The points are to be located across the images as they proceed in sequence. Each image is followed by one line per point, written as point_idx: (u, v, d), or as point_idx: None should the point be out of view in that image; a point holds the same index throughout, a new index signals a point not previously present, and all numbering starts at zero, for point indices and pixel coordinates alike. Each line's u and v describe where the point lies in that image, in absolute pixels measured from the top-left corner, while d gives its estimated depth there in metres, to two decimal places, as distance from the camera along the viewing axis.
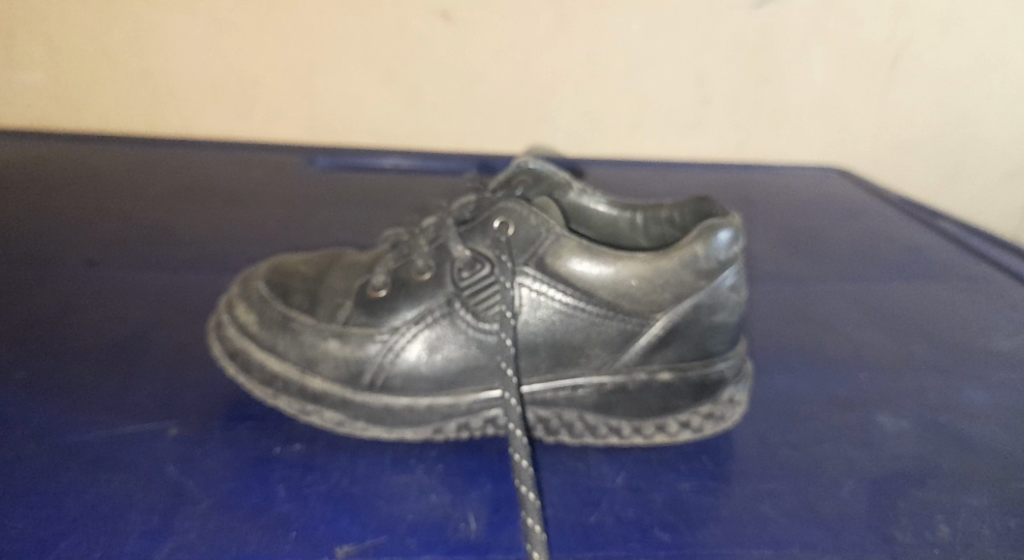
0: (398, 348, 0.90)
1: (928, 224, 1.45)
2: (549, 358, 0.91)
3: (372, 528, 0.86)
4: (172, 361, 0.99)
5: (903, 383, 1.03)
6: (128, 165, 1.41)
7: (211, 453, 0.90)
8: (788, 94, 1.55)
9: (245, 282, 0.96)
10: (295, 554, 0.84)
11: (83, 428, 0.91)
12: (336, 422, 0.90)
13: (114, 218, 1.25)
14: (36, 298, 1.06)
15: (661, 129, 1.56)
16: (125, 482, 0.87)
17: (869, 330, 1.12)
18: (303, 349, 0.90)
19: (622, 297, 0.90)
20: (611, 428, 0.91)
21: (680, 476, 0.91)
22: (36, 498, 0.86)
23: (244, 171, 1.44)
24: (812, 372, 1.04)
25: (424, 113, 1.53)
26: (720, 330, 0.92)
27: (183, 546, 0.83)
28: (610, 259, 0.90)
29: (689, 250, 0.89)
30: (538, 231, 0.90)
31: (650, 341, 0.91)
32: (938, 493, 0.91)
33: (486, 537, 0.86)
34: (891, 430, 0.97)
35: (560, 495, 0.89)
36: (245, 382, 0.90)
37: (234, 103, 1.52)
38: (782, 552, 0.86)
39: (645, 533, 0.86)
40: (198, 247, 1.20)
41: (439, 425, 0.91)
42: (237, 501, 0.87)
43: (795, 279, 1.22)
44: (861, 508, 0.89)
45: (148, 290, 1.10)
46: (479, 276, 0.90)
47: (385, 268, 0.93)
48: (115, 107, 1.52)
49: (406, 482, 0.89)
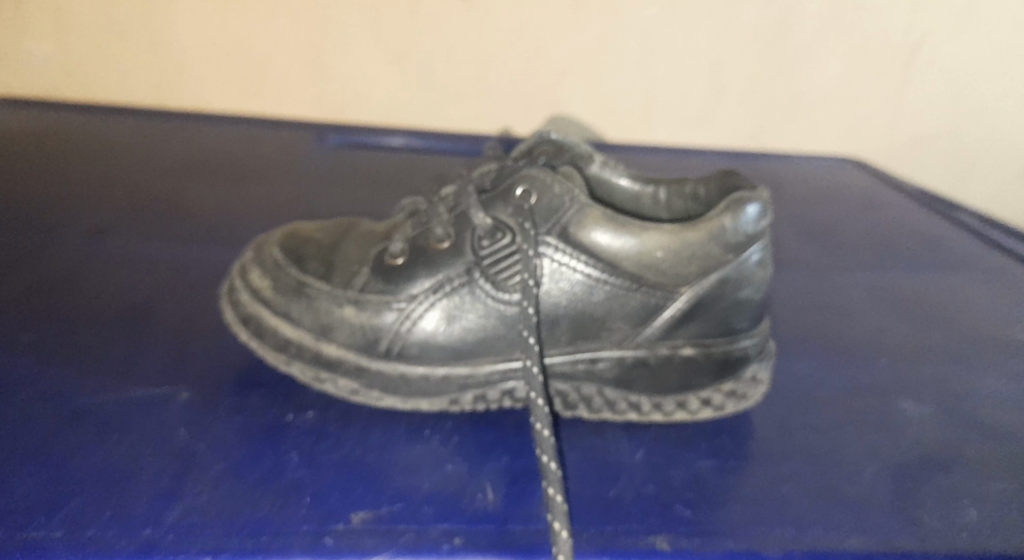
0: (415, 316, 0.89)
1: (946, 217, 1.43)
2: (570, 331, 0.88)
3: (387, 497, 0.84)
4: (181, 329, 0.97)
5: (924, 370, 1.02)
6: (136, 137, 1.40)
7: (221, 418, 0.88)
8: (801, 86, 1.53)
9: (258, 247, 0.94)
10: (309, 521, 0.82)
11: (90, 391, 0.90)
12: (350, 391, 0.88)
13: (121, 188, 1.23)
14: (43, 261, 1.05)
15: (674, 117, 1.54)
16: (134, 445, 0.85)
17: (888, 318, 1.10)
18: (318, 316, 0.89)
19: (648, 269, 0.87)
20: (631, 404, 0.89)
21: (700, 454, 0.89)
22: (44, 458, 0.84)
23: (254, 146, 1.42)
24: (831, 358, 1.02)
25: (435, 94, 1.51)
26: (746, 306, 0.89)
27: (194, 509, 0.82)
28: (635, 229, 0.87)
29: (717, 223, 0.87)
30: (561, 199, 0.88)
31: (674, 315, 0.88)
32: (964, 478, 0.89)
33: (503, 508, 0.84)
34: (913, 416, 0.95)
35: (578, 469, 0.86)
36: (258, 348, 0.89)
37: (245, 78, 1.49)
38: (807, 532, 0.84)
39: (666, 510, 0.84)
40: (209, 218, 1.18)
41: (456, 396, 0.89)
42: (249, 466, 0.85)
43: (810, 265, 1.20)
44: (887, 491, 0.87)
45: (156, 259, 1.08)
46: (500, 245, 0.88)
47: (403, 236, 0.91)
48: (123, 79, 1.49)
49: (421, 453, 0.87)
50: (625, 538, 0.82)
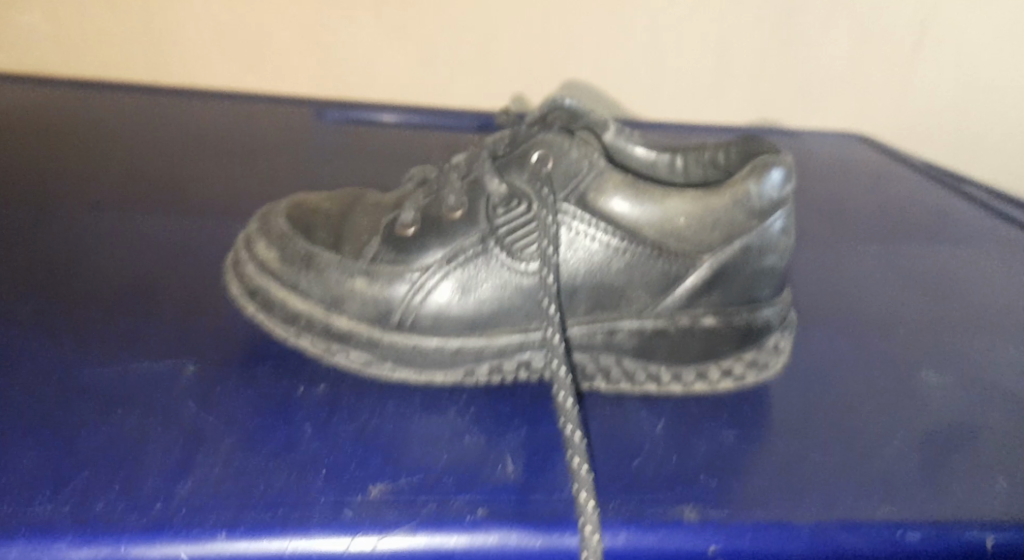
0: (428, 288, 0.86)
1: (955, 190, 1.41)
2: (588, 301, 0.86)
3: (406, 469, 0.82)
4: (186, 302, 0.95)
5: (945, 341, 1.00)
6: (133, 112, 1.37)
7: (232, 391, 0.86)
8: (807, 63, 1.51)
9: (265, 217, 0.92)
10: (327, 493, 0.80)
11: (95, 365, 0.87)
12: (362, 363, 0.86)
13: (119, 163, 1.21)
14: (42, 236, 1.02)
15: (679, 94, 1.52)
16: (142, 418, 0.83)
17: (905, 290, 1.09)
18: (328, 287, 0.86)
19: (670, 236, 0.85)
20: (650, 374, 0.88)
21: (722, 424, 0.87)
22: (49, 432, 0.82)
23: (254, 121, 1.40)
24: (848, 329, 1.00)
25: (436, 69, 1.48)
26: (769, 274, 0.88)
27: (207, 481, 0.80)
28: (657, 196, 0.85)
29: (742, 188, 0.85)
30: (579, 164, 0.85)
31: (696, 284, 0.86)
32: (992, 447, 0.88)
33: (525, 479, 0.82)
34: (936, 386, 0.93)
35: (600, 439, 0.85)
36: (267, 320, 0.87)
37: (243, 54, 1.47)
38: (836, 501, 0.82)
39: (691, 480, 0.83)
40: (212, 192, 1.16)
41: (471, 368, 0.87)
42: (263, 438, 0.83)
43: (822, 238, 1.19)
44: (915, 461, 0.86)
45: (158, 233, 1.06)
46: (516, 213, 0.86)
47: (414, 204, 0.89)
48: (118, 55, 1.46)
49: (438, 424, 0.85)
50: (652, 508, 0.80)
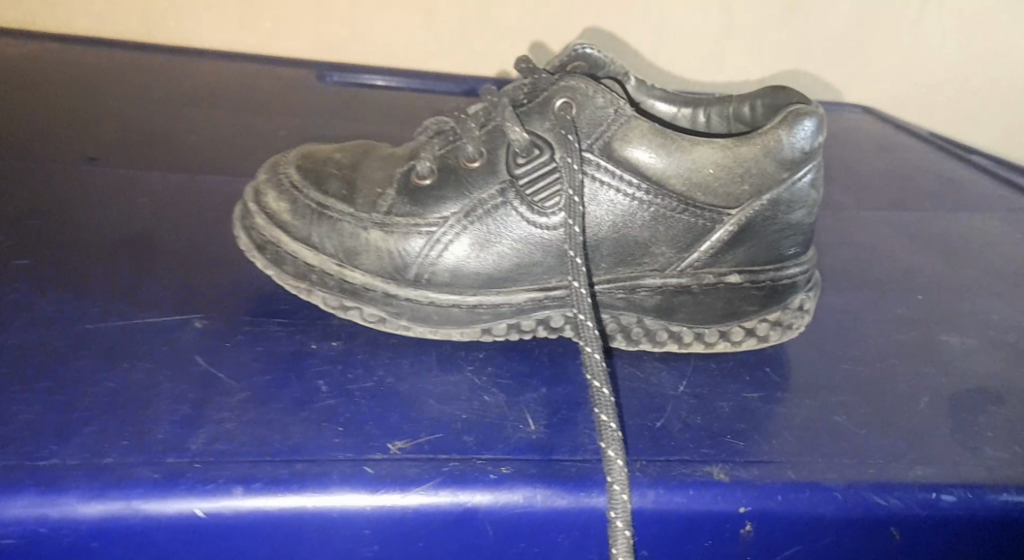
0: (445, 242, 0.84)
1: (962, 159, 1.39)
2: (611, 256, 0.84)
3: (425, 425, 0.80)
4: (189, 258, 0.92)
5: (963, 304, 0.98)
6: (128, 68, 1.34)
7: (241, 345, 0.84)
8: (811, 26, 1.47)
9: (273, 168, 0.89)
10: (344, 448, 0.77)
11: (98, 317, 0.85)
12: (379, 318, 0.84)
13: (114, 118, 1.17)
14: (39, 188, 0.99)
15: (683, 58, 1.48)
16: (149, 370, 0.81)
17: (918, 254, 1.07)
18: (342, 240, 0.84)
19: (699, 189, 0.83)
20: (672, 334, 0.86)
21: (744, 385, 0.85)
22: (52, 384, 0.79)
23: (254, 80, 1.37)
24: (863, 292, 0.98)
25: (436, 28, 1.44)
26: (797, 230, 0.85)
27: (220, 434, 0.77)
28: (686, 145, 0.83)
29: (774, 137, 0.82)
30: (605, 111, 0.83)
31: (723, 239, 0.84)
32: (1020, 408, 0.86)
33: (548, 438, 0.80)
34: (959, 349, 0.92)
35: (622, 399, 0.83)
36: (276, 276, 0.84)
37: (238, 12, 1.42)
38: (866, 461, 0.80)
39: (717, 439, 0.81)
40: (213, 148, 1.13)
41: (488, 325, 0.85)
42: (276, 393, 0.80)
43: (830, 205, 1.17)
44: (943, 422, 0.84)
45: (159, 188, 1.03)
46: (537, 161, 0.84)
47: (431, 153, 0.86)
48: (107, 11, 1.41)
49: (456, 382, 0.83)
50: (680, 466, 0.79)
